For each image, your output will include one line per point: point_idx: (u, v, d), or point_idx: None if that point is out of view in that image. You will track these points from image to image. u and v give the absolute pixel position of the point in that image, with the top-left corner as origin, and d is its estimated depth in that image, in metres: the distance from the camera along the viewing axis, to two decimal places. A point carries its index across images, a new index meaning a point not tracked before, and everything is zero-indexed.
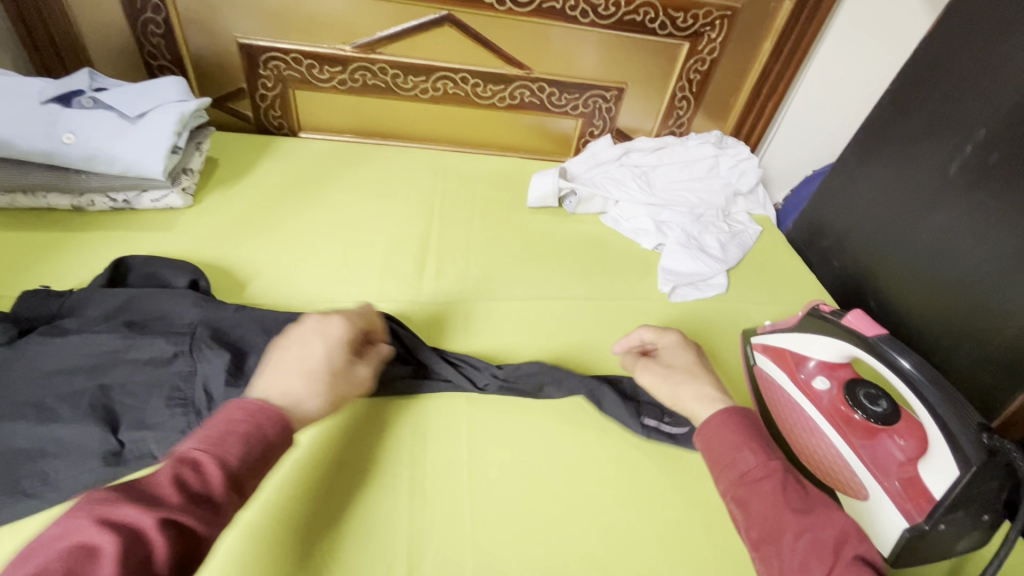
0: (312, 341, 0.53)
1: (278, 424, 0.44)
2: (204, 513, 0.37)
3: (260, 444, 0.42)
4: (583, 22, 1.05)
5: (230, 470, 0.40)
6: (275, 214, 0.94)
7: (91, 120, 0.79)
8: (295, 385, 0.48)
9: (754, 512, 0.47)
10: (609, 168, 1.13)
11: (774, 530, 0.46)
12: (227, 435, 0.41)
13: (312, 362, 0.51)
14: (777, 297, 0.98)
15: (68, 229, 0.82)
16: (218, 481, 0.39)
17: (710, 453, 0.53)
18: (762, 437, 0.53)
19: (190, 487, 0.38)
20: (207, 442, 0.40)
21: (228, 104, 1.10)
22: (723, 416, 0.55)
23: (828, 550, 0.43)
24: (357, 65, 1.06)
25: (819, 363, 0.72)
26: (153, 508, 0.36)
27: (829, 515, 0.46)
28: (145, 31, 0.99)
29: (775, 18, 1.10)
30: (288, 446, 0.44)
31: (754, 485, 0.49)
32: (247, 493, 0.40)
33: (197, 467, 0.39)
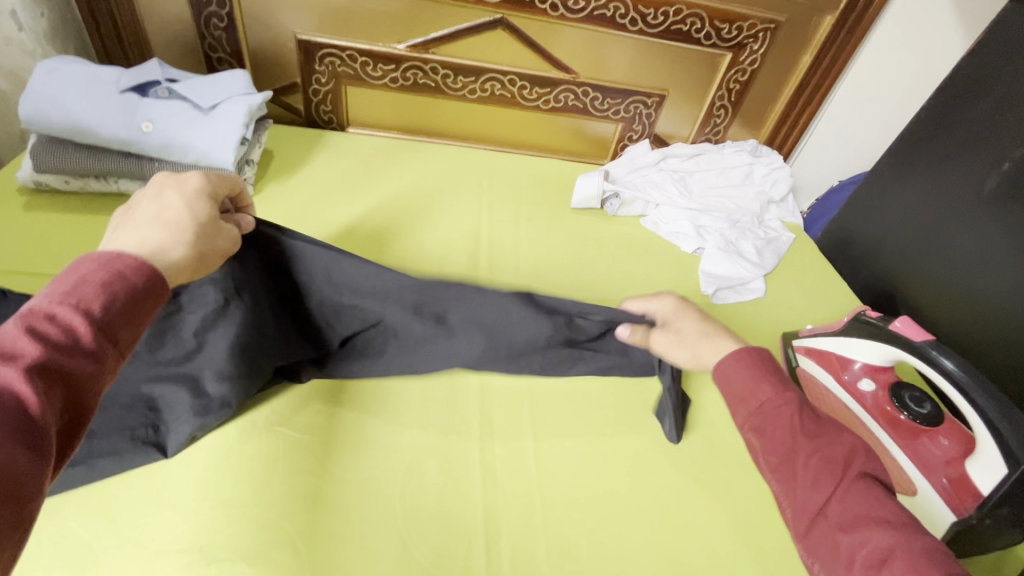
0: (165, 192, 0.51)
1: (139, 270, 0.41)
2: (80, 360, 0.35)
3: (125, 290, 0.40)
4: (631, 30, 1.08)
5: (95, 316, 0.37)
6: (331, 208, 0.97)
7: (167, 110, 0.82)
8: (153, 233, 0.47)
9: (770, 438, 0.53)
10: (648, 172, 1.17)
11: (791, 449, 0.51)
12: (79, 284, 0.38)
13: (170, 215, 0.49)
14: (812, 303, 1.02)
15: None
16: (84, 329, 0.36)
17: (728, 389, 0.57)
18: (778, 371, 0.57)
19: (51, 337, 0.35)
20: (58, 296, 0.37)
21: (281, 97, 1.13)
22: (736, 356, 0.58)
23: (838, 465, 0.49)
24: (410, 64, 1.09)
25: (864, 366, 0.75)
26: (11, 362, 0.32)
27: (839, 436, 0.52)
28: (208, 24, 1.01)
29: (817, 32, 1.14)
30: (163, 290, 0.42)
31: (771, 412, 0.54)
32: (121, 336, 0.39)
33: (52, 317, 0.35)
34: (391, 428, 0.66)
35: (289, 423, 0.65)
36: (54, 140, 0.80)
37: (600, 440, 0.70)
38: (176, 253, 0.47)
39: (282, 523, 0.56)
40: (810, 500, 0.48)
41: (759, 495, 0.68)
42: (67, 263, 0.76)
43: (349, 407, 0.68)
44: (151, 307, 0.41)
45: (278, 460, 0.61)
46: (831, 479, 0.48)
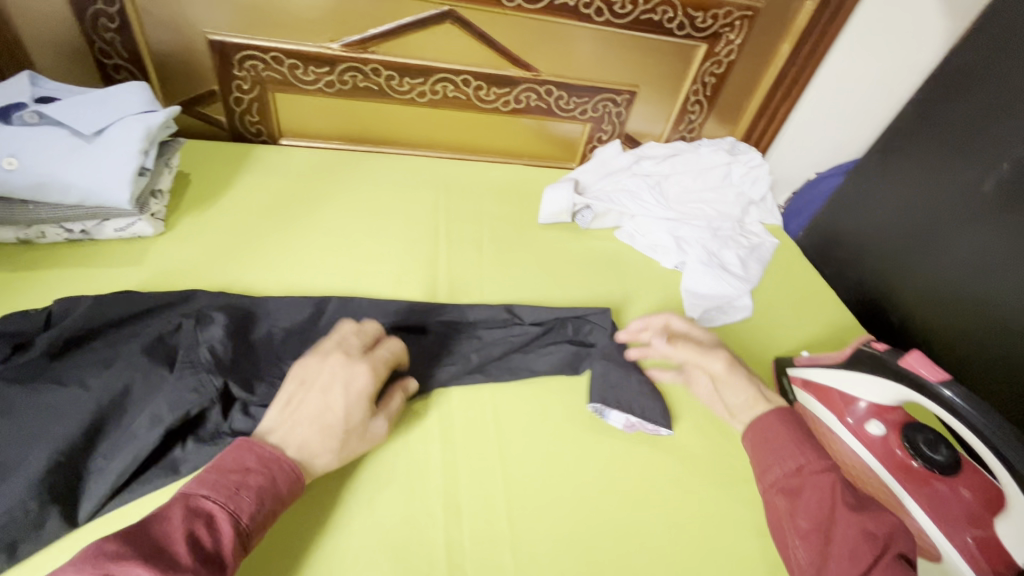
0: (335, 387, 0.54)
1: (288, 478, 0.48)
2: (213, 571, 0.41)
3: (271, 497, 0.46)
4: (597, 21, 0.96)
5: (240, 527, 0.44)
6: (261, 239, 0.83)
7: (38, 141, 0.66)
8: (309, 441, 0.51)
9: (804, 503, 0.52)
10: (621, 177, 1.06)
11: (828, 521, 0.50)
12: (240, 488, 0.45)
13: (331, 417, 0.53)
14: (801, 317, 0.95)
15: (15, 267, 0.70)
16: (228, 538, 0.43)
17: (761, 446, 0.57)
18: (811, 435, 0.57)
19: (201, 542, 0.42)
20: (220, 496, 0.44)
21: (198, 108, 0.97)
22: (774, 415, 0.58)
23: (876, 540, 0.48)
24: (346, 65, 0.95)
25: (869, 406, 0.68)
26: (167, 568, 0.39)
27: (880, 513, 0.50)
28: (96, 25, 0.85)
29: (796, 19, 1.05)
30: (298, 495, 0.49)
31: (807, 478, 0.53)
32: (253, 542, 0.45)
33: (210, 523, 0.43)
34: (337, 529, 0.55)
35: None
36: None
37: (585, 514, 0.61)
38: (321, 460, 0.52)
39: None
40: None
41: (765, 561, 0.60)
42: None
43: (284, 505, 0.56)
44: (281, 514, 0.48)
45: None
46: (871, 552, 0.47)
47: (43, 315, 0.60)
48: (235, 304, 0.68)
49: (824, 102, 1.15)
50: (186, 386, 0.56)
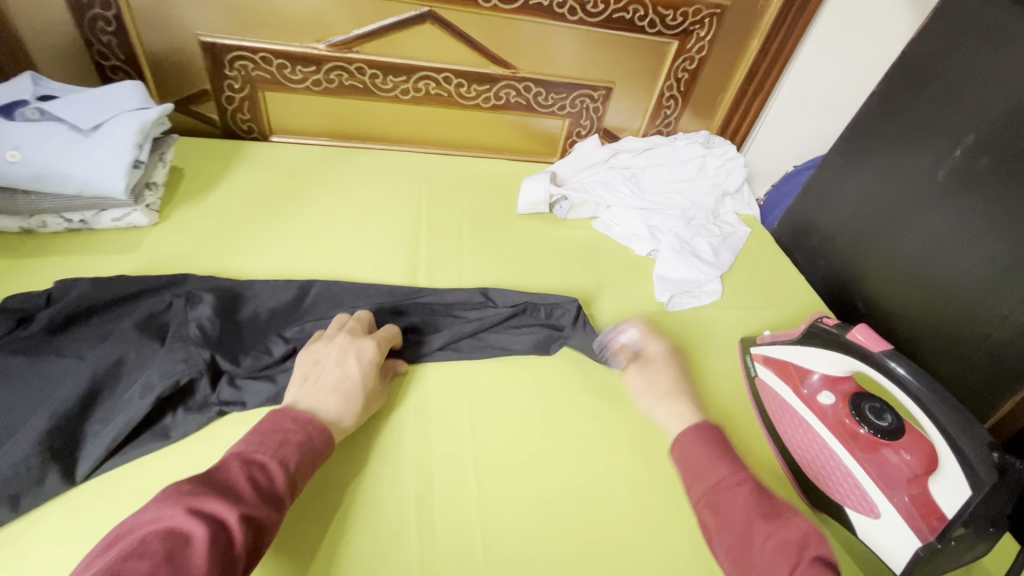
0: (347, 359, 0.60)
1: (322, 433, 0.52)
2: (269, 509, 0.44)
3: (309, 451, 0.50)
4: (571, 20, 1.01)
5: (289, 472, 0.47)
6: (250, 229, 0.87)
7: (39, 135, 0.71)
8: (332, 403, 0.56)
9: (726, 516, 0.51)
10: (598, 170, 1.10)
11: (749, 532, 0.49)
12: (283, 442, 0.49)
13: (348, 383, 0.59)
14: (769, 301, 0.98)
15: (18, 254, 0.74)
16: (281, 481, 0.46)
17: (684, 463, 0.56)
18: (727, 446, 0.56)
19: (260, 483, 0.45)
20: (268, 448, 0.48)
21: (192, 107, 1.02)
22: (696, 429, 0.58)
23: (793, 548, 0.47)
24: (332, 64, 0.99)
25: (822, 377, 0.72)
26: (236, 504, 0.42)
27: (794, 518, 0.50)
28: (94, 28, 0.90)
29: (763, 16, 1.09)
30: (330, 452, 0.53)
31: (719, 494, 0.52)
32: (298, 491, 0.48)
33: (263, 467, 0.46)
34: (315, 490, 0.59)
35: None
36: None
37: (549, 478, 0.65)
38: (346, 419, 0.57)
39: None
40: None
41: None
42: None
43: None
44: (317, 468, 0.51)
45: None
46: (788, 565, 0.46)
47: (43, 297, 0.64)
48: (223, 286, 0.73)
49: (796, 96, 1.20)
50: (175, 357, 0.61)
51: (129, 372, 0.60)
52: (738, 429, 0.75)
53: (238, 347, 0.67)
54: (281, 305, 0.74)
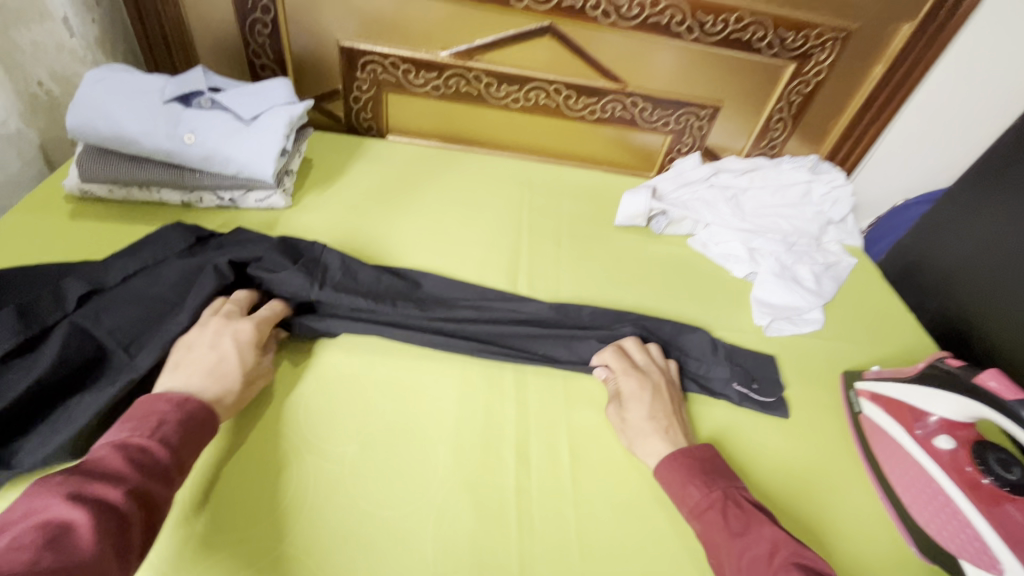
0: (223, 340, 0.61)
1: (202, 409, 0.53)
2: (159, 485, 0.45)
3: (193, 425, 0.51)
4: (687, 39, 1.02)
5: (171, 447, 0.48)
6: (369, 219, 0.94)
7: (210, 121, 0.81)
8: (203, 383, 0.56)
9: (708, 542, 0.56)
10: (698, 188, 1.09)
11: (728, 555, 0.53)
12: (161, 422, 0.49)
13: (224, 366, 0.59)
14: (876, 337, 0.94)
15: (178, 224, 0.84)
16: (166, 457, 0.47)
17: (666, 493, 0.61)
18: (705, 468, 0.61)
19: (141, 464, 0.45)
20: (145, 431, 0.48)
21: (323, 105, 1.12)
22: (667, 457, 0.62)
23: (764, 562, 0.51)
24: (453, 71, 1.06)
25: (941, 421, 0.69)
26: (118, 486, 0.42)
27: (761, 530, 0.54)
28: (253, 30, 1.01)
29: (891, 43, 1.05)
30: (216, 428, 0.53)
31: (702, 516, 0.57)
32: (186, 468, 0.49)
33: (144, 450, 0.46)
34: (424, 465, 0.63)
35: (322, 451, 0.62)
36: (100, 150, 0.80)
37: (644, 486, 0.65)
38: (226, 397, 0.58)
39: (315, 563, 0.54)
40: None
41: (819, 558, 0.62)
42: None
43: (383, 438, 0.65)
44: (205, 445, 0.52)
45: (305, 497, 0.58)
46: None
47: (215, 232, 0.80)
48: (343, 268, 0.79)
49: (913, 126, 1.14)
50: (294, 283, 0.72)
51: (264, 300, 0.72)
52: (840, 464, 0.72)
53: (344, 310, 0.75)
54: (382, 279, 0.80)
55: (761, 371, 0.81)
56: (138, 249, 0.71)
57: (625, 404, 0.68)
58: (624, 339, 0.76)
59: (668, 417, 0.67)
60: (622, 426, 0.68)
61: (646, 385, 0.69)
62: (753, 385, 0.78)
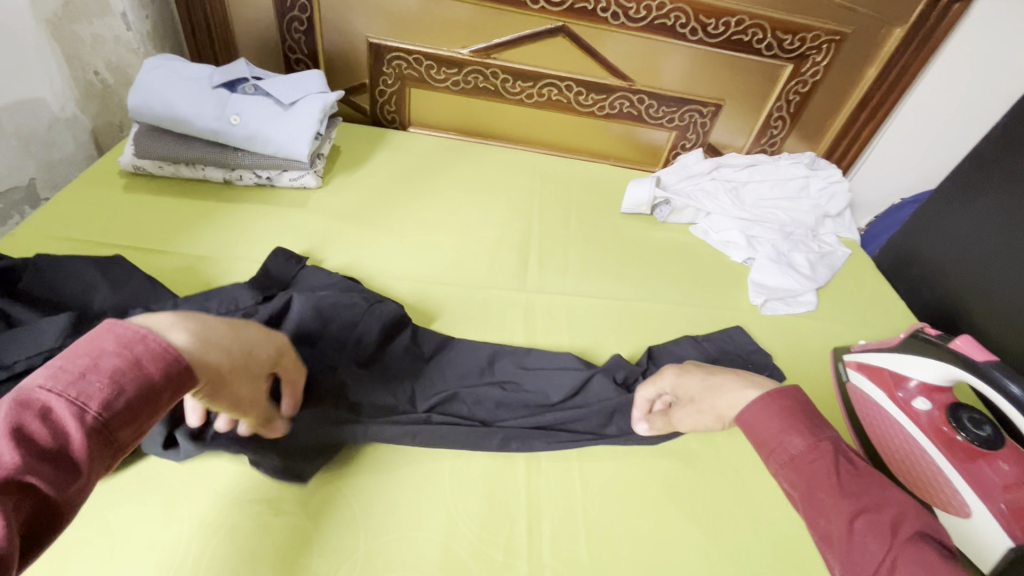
0: (247, 330, 0.50)
1: (161, 360, 0.36)
2: (57, 472, 0.31)
3: (139, 384, 0.35)
4: (691, 39, 1.09)
5: (91, 418, 0.33)
6: (391, 200, 1.01)
7: (253, 105, 0.89)
8: (206, 330, 0.43)
9: (808, 492, 0.47)
10: (700, 180, 1.16)
11: (832, 513, 0.45)
12: (87, 371, 0.33)
13: (234, 337, 0.47)
14: (867, 320, 0.99)
15: (219, 199, 0.92)
16: (76, 431, 0.32)
17: (756, 436, 0.52)
18: (810, 416, 0.51)
19: (35, 438, 0.31)
20: (57, 381, 0.33)
21: (350, 97, 1.21)
22: (764, 403, 0.53)
23: (886, 528, 0.43)
24: (472, 68, 1.14)
25: (920, 385, 0.74)
26: None
27: (881, 494, 0.46)
28: (290, 27, 1.11)
29: (883, 46, 1.12)
30: (186, 383, 0.38)
31: (805, 465, 0.48)
32: (121, 437, 0.34)
33: (45, 414, 0.32)
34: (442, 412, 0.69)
35: None
36: (154, 129, 0.89)
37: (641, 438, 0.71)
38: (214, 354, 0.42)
39: (343, 487, 0.60)
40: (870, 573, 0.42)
41: None
42: (158, 238, 0.83)
43: None
44: (162, 405, 0.36)
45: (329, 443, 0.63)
46: (883, 543, 0.43)
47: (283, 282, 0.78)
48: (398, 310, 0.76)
49: (906, 127, 1.20)
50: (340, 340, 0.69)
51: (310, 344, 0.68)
52: (826, 427, 0.78)
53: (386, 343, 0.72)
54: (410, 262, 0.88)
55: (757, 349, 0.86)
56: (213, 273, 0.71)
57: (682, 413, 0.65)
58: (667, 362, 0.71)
59: (713, 374, 0.62)
60: (697, 411, 0.62)
61: (668, 375, 0.67)
62: (750, 367, 0.82)
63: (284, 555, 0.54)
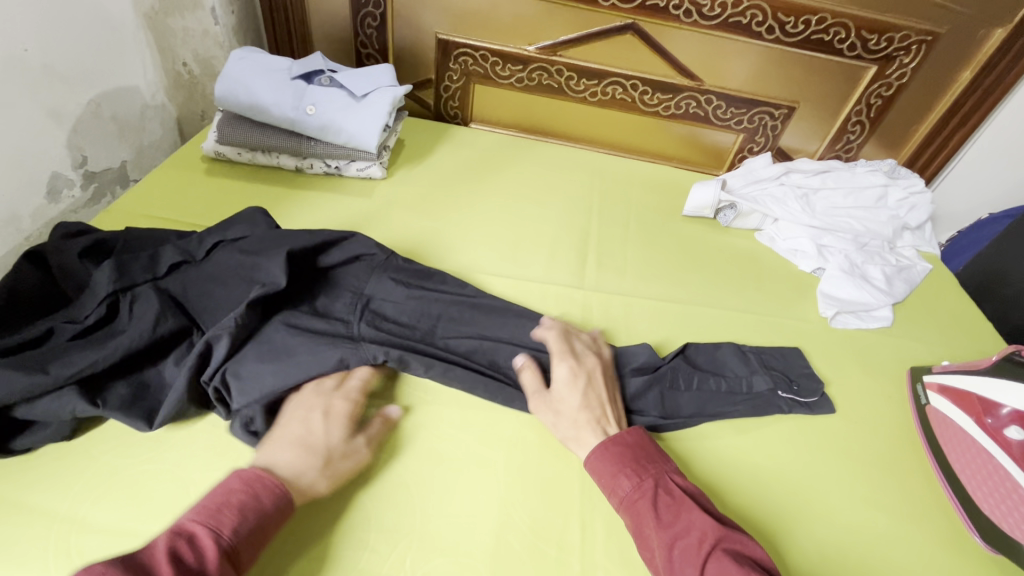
0: (314, 415, 0.59)
1: (272, 494, 0.51)
2: None
3: (254, 518, 0.49)
4: (767, 38, 1.05)
5: (224, 541, 0.46)
6: (451, 193, 1.03)
7: (328, 97, 0.93)
8: (290, 457, 0.55)
9: (639, 534, 0.54)
10: (768, 185, 1.11)
11: (656, 550, 0.53)
12: (221, 507, 0.48)
13: (311, 438, 0.56)
14: (948, 340, 0.93)
15: (290, 185, 0.96)
16: (214, 552, 0.45)
17: (595, 481, 0.59)
18: (637, 456, 0.59)
19: (186, 557, 0.44)
20: (201, 517, 0.47)
21: (416, 92, 1.23)
22: (600, 448, 0.60)
23: (696, 553, 0.50)
24: (537, 65, 1.14)
25: (1013, 412, 0.67)
26: None
27: (690, 518, 0.53)
28: (363, 23, 1.14)
29: (981, 48, 1.04)
30: (285, 513, 0.51)
31: (632, 506, 0.55)
32: (238, 561, 0.47)
33: (192, 540, 0.45)
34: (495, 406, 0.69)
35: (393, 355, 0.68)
36: (237, 118, 0.94)
37: (698, 448, 0.69)
38: (313, 481, 0.54)
39: (398, 468, 0.61)
40: None
41: (869, 530, 0.64)
42: None
43: None
44: (270, 534, 0.50)
45: (371, 411, 0.65)
46: (694, 567, 0.49)
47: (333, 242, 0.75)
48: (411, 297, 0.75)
49: (998, 138, 1.12)
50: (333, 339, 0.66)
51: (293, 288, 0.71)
52: (900, 452, 0.73)
53: (373, 278, 0.75)
54: (471, 257, 0.89)
55: (803, 370, 0.80)
56: (265, 249, 0.69)
57: (556, 396, 0.65)
58: (574, 329, 0.73)
59: (602, 406, 0.64)
60: (554, 420, 0.64)
61: (577, 374, 0.66)
62: (794, 387, 0.77)
63: (343, 530, 0.56)
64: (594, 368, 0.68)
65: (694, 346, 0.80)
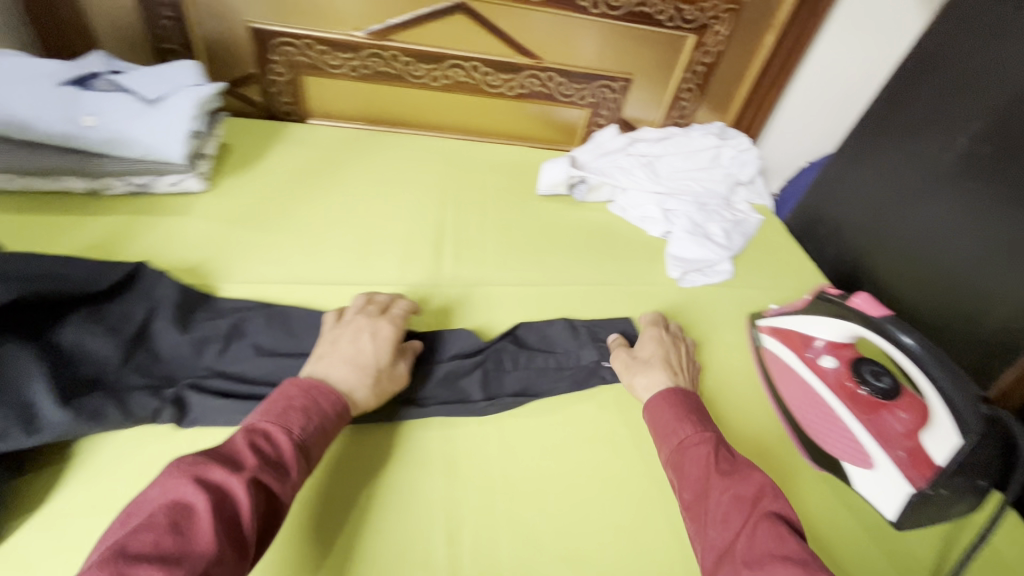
0: (361, 338, 0.64)
1: (329, 400, 0.54)
2: (276, 477, 0.46)
3: (317, 418, 0.53)
4: (593, 13, 1.07)
5: (296, 439, 0.50)
6: (288, 199, 0.94)
7: (113, 104, 0.79)
8: (348, 375, 0.59)
9: (685, 472, 0.55)
10: (616, 156, 1.14)
11: (704, 488, 0.53)
12: (288, 410, 0.51)
13: (361, 358, 0.62)
14: (778, 283, 1.03)
15: (83, 211, 0.82)
16: (289, 449, 0.48)
17: (655, 427, 0.62)
18: (700, 414, 0.62)
19: (264, 450, 0.47)
20: (269, 416, 0.50)
21: (238, 89, 1.11)
22: (665, 394, 0.65)
23: (746, 503, 0.50)
24: (369, 52, 1.06)
25: (826, 343, 0.77)
26: (239, 471, 0.44)
27: (751, 474, 0.53)
28: (156, 14, 0.99)
29: (777, 14, 1.14)
30: (343, 418, 0.56)
31: (687, 450, 0.57)
32: (312, 455, 0.51)
33: (267, 435, 0.48)
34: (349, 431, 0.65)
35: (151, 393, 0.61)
36: None
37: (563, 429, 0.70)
38: (359, 395, 0.59)
39: None
40: (720, 536, 0.49)
41: None
42: None
43: None
44: (332, 433, 0.54)
45: None
46: (742, 515, 0.49)
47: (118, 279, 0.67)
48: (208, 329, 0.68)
49: (802, 94, 1.25)
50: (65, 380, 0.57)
51: (35, 323, 0.59)
52: (744, 395, 0.79)
53: (148, 303, 0.67)
54: (314, 268, 0.82)
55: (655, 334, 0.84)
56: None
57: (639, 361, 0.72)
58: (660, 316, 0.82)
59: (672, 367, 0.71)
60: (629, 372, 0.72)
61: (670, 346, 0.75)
62: None
63: None
64: (671, 340, 0.76)
65: (524, 326, 0.80)
